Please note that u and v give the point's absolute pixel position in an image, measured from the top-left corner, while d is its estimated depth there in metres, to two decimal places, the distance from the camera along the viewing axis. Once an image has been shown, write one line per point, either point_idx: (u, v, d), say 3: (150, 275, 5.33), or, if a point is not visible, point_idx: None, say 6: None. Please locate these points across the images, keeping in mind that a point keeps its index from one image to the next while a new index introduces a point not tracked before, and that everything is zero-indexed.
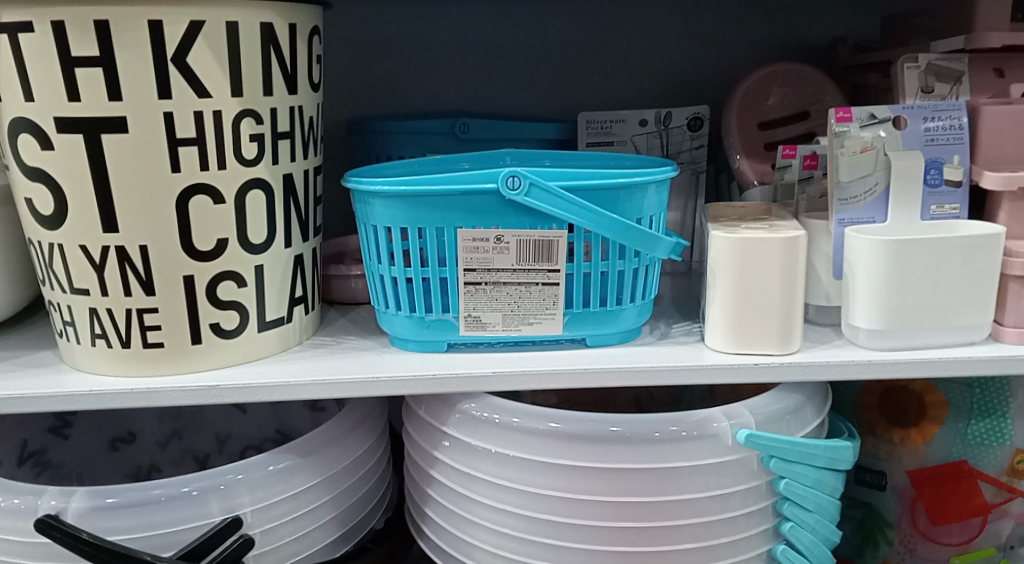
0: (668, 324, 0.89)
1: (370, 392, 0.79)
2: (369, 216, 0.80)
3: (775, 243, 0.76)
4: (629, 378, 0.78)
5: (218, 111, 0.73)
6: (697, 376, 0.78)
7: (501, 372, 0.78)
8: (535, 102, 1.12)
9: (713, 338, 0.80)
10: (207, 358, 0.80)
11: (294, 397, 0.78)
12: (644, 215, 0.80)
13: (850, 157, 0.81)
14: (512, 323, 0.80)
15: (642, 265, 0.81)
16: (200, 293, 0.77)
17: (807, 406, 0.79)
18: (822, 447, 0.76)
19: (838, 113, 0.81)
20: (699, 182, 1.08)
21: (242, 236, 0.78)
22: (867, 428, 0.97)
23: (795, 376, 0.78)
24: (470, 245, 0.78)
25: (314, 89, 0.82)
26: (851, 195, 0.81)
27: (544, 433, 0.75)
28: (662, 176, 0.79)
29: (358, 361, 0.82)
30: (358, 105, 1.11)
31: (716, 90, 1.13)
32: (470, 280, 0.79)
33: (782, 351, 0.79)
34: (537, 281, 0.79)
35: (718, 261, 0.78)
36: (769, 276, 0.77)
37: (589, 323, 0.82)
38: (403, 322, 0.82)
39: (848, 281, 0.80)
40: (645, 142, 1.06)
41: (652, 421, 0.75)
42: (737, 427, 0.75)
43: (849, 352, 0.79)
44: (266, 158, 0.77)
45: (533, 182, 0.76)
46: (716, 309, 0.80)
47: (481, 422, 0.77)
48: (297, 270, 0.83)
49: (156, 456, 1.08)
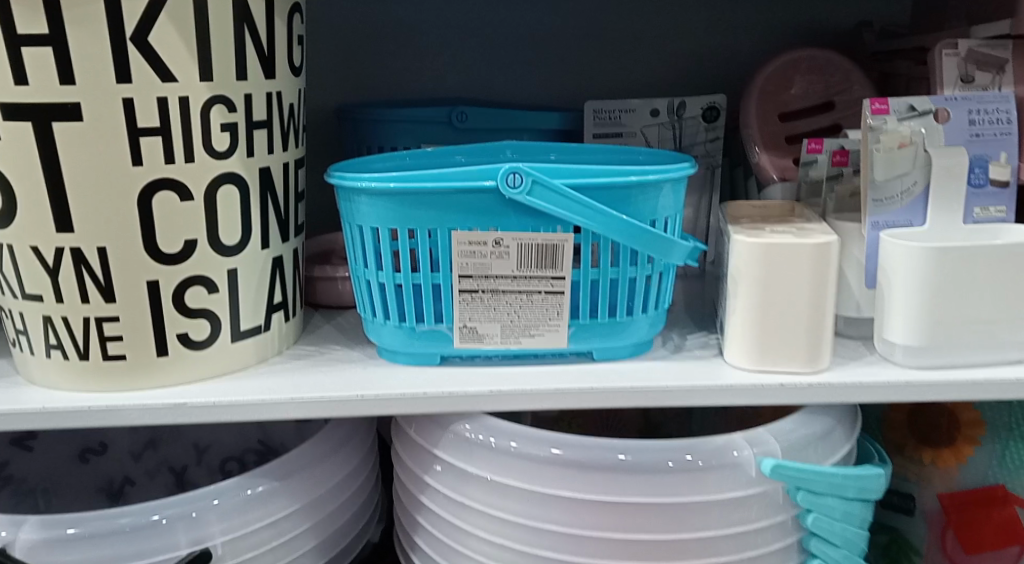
0: (682, 336, 0.81)
1: (353, 411, 0.71)
2: (354, 215, 0.72)
3: (805, 250, 0.69)
4: (640, 398, 0.71)
5: (185, 97, 0.66)
6: (715, 397, 0.71)
7: (498, 390, 0.70)
8: (536, 90, 1.05)
9: (734, 354, 0.73)
10: (175, 371, 0.72)
11: (271, 416, 0.71)
12: (658, 216, 0.72)
13: (886, 153, 0.73)
14: (512, 335, 0.73)
15: (656, 272, 0.74)
16: (167, 300, 0.70)
17: (837, 429, 0.72)
18: (851, 477, 0.68)
19: (874, 105, 0.73)
20: (714, 178, 1.00)
21: (214, 237, 0.70)
22: (895, 448, 0.90)
23: (824, 398, 0.71)
24: (466, 249, 0.70)
25: (294, 74, 0.74)
26: (887, 195, 0.74)
27: (544, 460, 0.67)
28: (678, 174, 0.72)
29: (342, 375, 0.75)
30: (346, 92, 1.03)
31: (732, 79, 1.05)
32: (466, 288, 0.71)
33: (808, 368, 0.71)
34: (539, 289, 0.71)
35: (740, 269, 0.71)
36: (795, 288, 0.70)
37: (596, 336, 0.74)
38: (392, 332, 0.75)
39: (882, 289, 0.72)
40: (656, 133, 0.98)
41: (664, 449, 0.67)
42: (762, 454, 0.67)
43: (883, 371, 0.72)
44: (240, 150, 0.70)
45: (536, 180, 0.68)
46: (735, 321, 0.72)
47: (476, 445, 0.70)
48: (276, 273, 0.76)
49: (129, 468, 1.01)
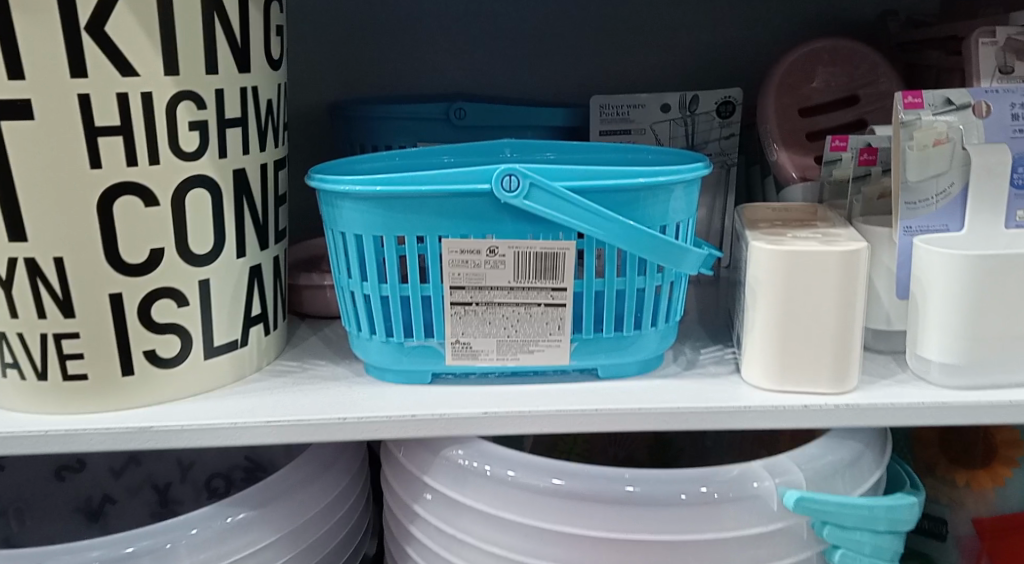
0: (694, 349, 0.75)
1: (335, 436, 0.65)
2: (336, 221, 0.66)
3: (832, 259, 0.63)
4: (649, 421, 0.65)
5: (148, 92, 0.60)
6: (732, 420, 0.64)
7: (494, 412, 0.65)
8: (540, 85, 0.98)
9: (752, 373, 0.66)
10: (142, 391, 0.66)
11: (246, 441, 0.65)
12: (669, 221, 0.66)
13: (920, 152, 0.66)
14: (509, 351, 0.66)
15: (667, 282, 0.67)
16: (132, 314, 0.64)
17: (865, 455, 0.65)
18: (882, 508, 0.62)
19: (907, 98, 0.66)
20: (730, 177, 0.94)
21: (183, 245, 0.64)
22: (925, 468, 0.84)
23: (852, 422, 0.64)
24: (457, 258, 0.64)
25: (273, 67, 0.68)
26: (921, 198, 0.67)
27: (544, 491, 0.62)
28: (691, 175, 0.65)
29: (325, 395, 0.69)
30: (338, 87, 0.97)
31: (750, 72, 0.99)
32: (458, 300, 0.65)
33: (834, 389, 0.65)
34: (538, 301, 0.65)
35: (759, 278, 0.65)
36: (820, 301, 0.63)
37: (602, 351, 0.68)
38: (378, 348, 0.69)
39: (915, 301, 0.66)
40: (667, 129, 0.92)
41: (677, 480, 0.62)
42: (784, 486, 0.62)
43: (917, 391, 0.65)
44: (211, 151, 0.64)
45: (534, 182, 0.62)
46: (755, 336, 0.66)
47: (470, 473, 0.64)
48: (254, 283, 0.70)
49: (109, 485, 0.95)
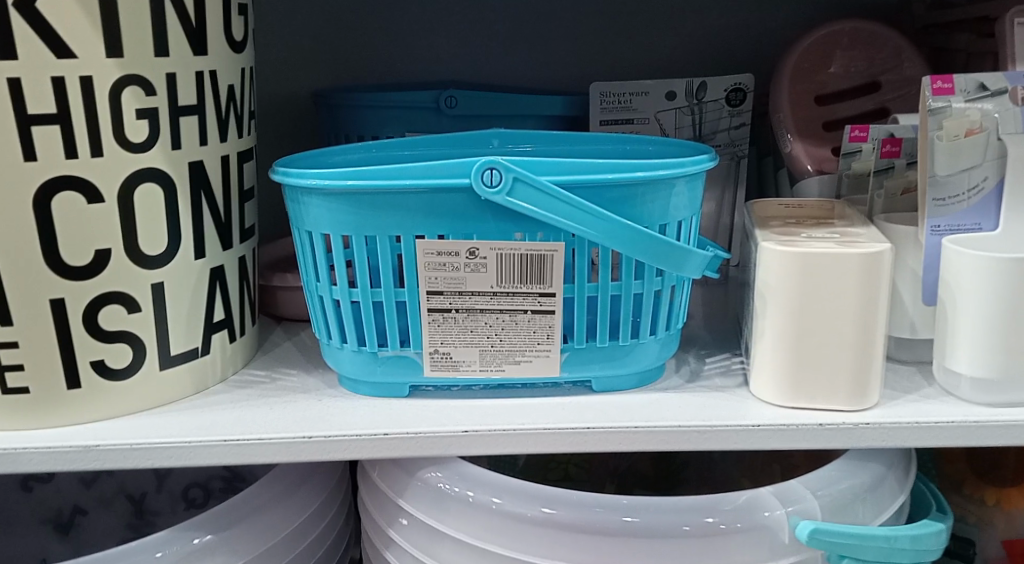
0: (699, 358, 0.68)
1: (301, 456, 0.59)
2: (303, 219, 0.60)
3: (850, 262, 0.56)
4: (646, 441, 0.58)
5: (88, 77, 0.54)
6: (738, 441, 0.58)
7: (475, 431, 0.58)
8: (537, 71, 0.92)
9: (761, 386, 0.60)
10: (90, 405, 0.60)
11: (202, 461, 0.60)
12: (670, 219, 0.60)
13: (949, 143, 0.60)
14: (493, 362, 0.60)
15: (667, 286, 0.61)
16: (76, 321, 0.58)
17: (887, 480, 0.59)
18: (907, 539, 0.56)
19: (935, 83, 0.60)
20: (741, 170, 0.87)
21: (132, 246, 0.58)
22: (951, 485, 0.77)
23: (873, 444, 0.58)
24: (433, 261, 0.58)
25: (235, 49, 0.62)
26: (950, 194, 0.61)
27: (533, 521, 0.57)
28: (694, 168, 0.59)
29: (292, 409, 0.63)
30: (321, 74, 0.91)
31: (762, 57, 0.92)
32: (436, 307, 0.59)
33: (852, 406, 0.58)
34: (524, 308, 0.59)
35: (769, 283, 0.58)
36: (838, 308, 0.57)
37: (595, 361, 0.62)
38: (351, 358, 0.63)
39: (943, 308, 0.60)
40: (672, 118, 0.85)
41: (679, 510, 0.56)
42: (797, 516, 0.56)
43: (946, 408, 0.59)
44: (163, 141, 0.58)
45: (518, 177, 0.55)
46: (765, 347, 0.59)
47: (450, 499, 0.59)
48: (216, 286, 0.64)
49: (80, 496, 0.88)
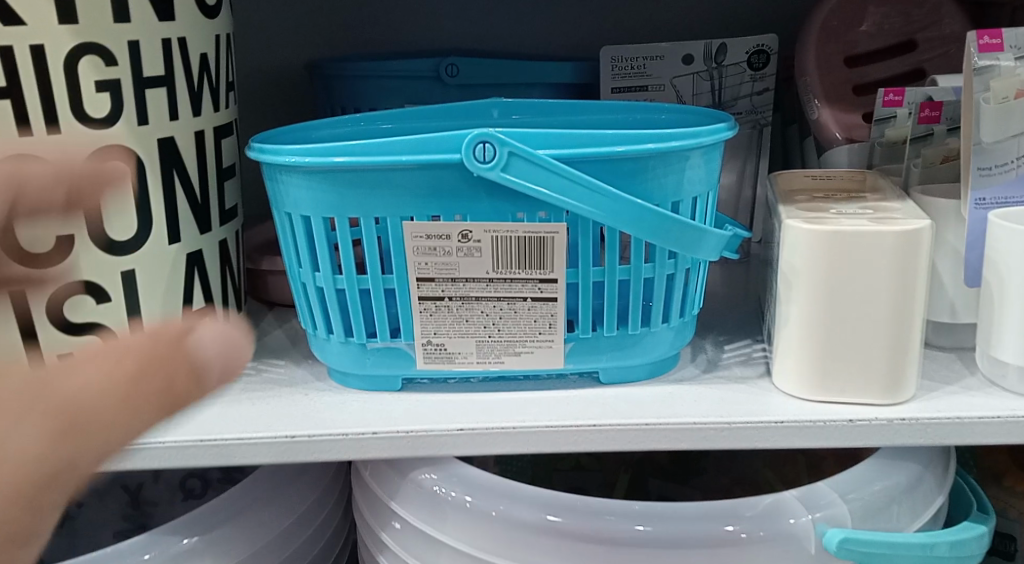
0: (717, 346, 0.63)
1: (283, 457, 0.55)
2: (282, 200, 0.55)
3: (886, 241, 0.50)
4: (659, 440, 0.53)
5: (40, 47, 0.49)
6: (761, 439, 0.53)
7: (471, 429, 0.54)
8: (544, 36, 0.86)
9: (785, 378, 0.55)
10: None
11: (176, 463, 0.55)
12: (683, 196, 0.54)
13: (998, 106, 0.54)
14: (491, 354, 0.55)
15: (681, 269, 0.56)
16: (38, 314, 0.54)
17: (924, 482, 0.54)
18: (947, 547, 0.51)
19: (982, 38, 0.53)
20: (763, 139, 0.82)
21: (97, 230, 0.54)
22: (992, 476, 0.71)
23: (909, 441, 0.52)
24: (423, 245, 0.53)
25: (208, 15, 0.57)
26: (996, 162, 0.54)
27: (537, 528, 0.52)
28: (711, 139, 0.53)
29: (275, 404, 0.58)
30: (316, 41, 0.85)
31: (788, 16, 0.85)
32: (427, 295, 0.54)
33: (886, 399, 0.53)
34: (523, 295, 0.54)
35: (796, 264, 0.53)
36: (871, 292, 0.51)
37: (602, 351, 0.57)
38: (338, 350, 0.58)
39: (989, 289, 0.54)
40: (690, 84, 0.79)
41: (696, 517, 0.52)
42: (824, 523, 0.51)
43: (991, 401, 0.53)
44: (127, 116, 0.53)
45: (513, 152, 0.50)
46: (790, 335, 0.54)
47: (447, 505, 0.54)
48: (194, 272, 0.59)
49: None
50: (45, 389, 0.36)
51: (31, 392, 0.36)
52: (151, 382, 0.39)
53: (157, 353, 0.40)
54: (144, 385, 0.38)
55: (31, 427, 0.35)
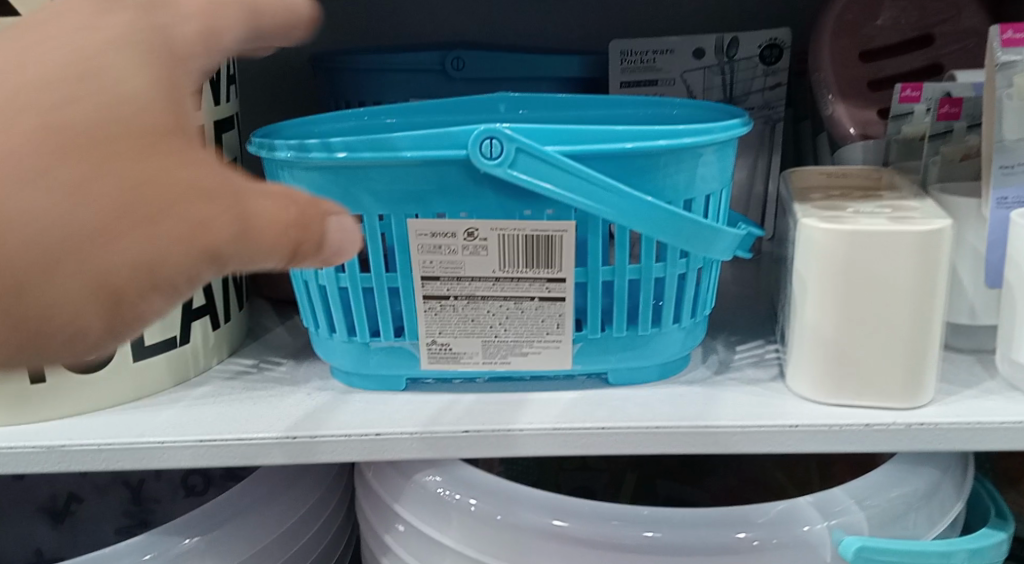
0: (728, 346, 0.62)
1: (284, 459, 0.53)
2: None
3: (906, 240, 0.49)
4: (669, 444, 0.52)
5: None
6: (774, 443, 0.51)
7: (477, 431, 0.52)
8: (553, 30, 0.85)
9: (800, 380, 0.53)
10: (57, 401, 0.55)
11: (174, 464, 0.53)
12: (696, 193, 0.53)
13: (1021, 102, 0.52)
14: (497, 354, 0.54)
15: (693, 268, 0.54)
16: None
17: (942, 488, 0.53)
18: (965, 556, 0.50)
19: (1005, 33, 0.52)
20: (776, 136, 0.80)
21: None
22: (1009, 480, 0.70)
23: (927, 446, 0.51)
24: (427, 243, 0.52)
25: None
26: (1020, 160, 0.53)
27: (544, 533, 0.51)
28: (725, 134, 0.52)
29: (276, 403, 0.57)
30: (321, 34, 0.84)
31: (801, 10, 0.84)
32: (432, 294, 0.53)
33: (905, 403, 0.51)
34: (530, 294, 0.52)
35: (812, 263, 0.51)
36: (889, 293, 0.50)
37: (611, 351, 0.55)
38: (342, 349, 0.57)
39: (1012, 291, 0.52)
40: (700, 79, 0.77)
41: (707, 523, 0.50)
42: (840, 530, 0.50)
43: (1013, 407, 0.51)
44: None
45: (521, 147, 0.48)
46: (806, 336, 0.53)
47: (452, 508, 0.53)
48: None
49: (74, 483, 0.76)
50: (219, 176, 0.36)
51: (194, 172, 0.35)
52: (285, 231, 0.36)
53: (297, 218, 0.37)
54: (287, 227, 0.37)
55: (194, 214, 0.35)
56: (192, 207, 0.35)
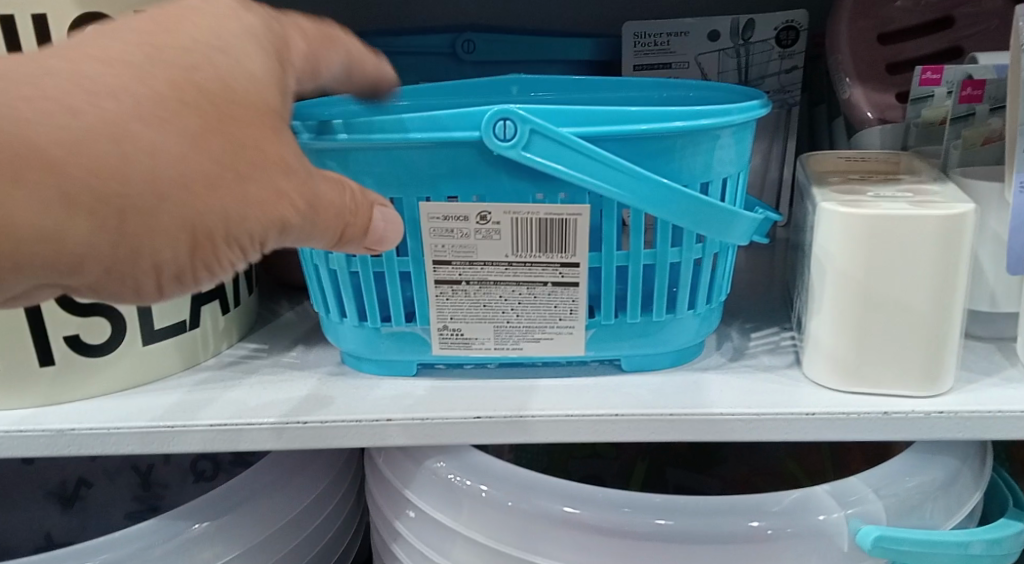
0: (743, 333, 0.61)
1: (295, 444, 0.53)
2: None
3: (928, 225, 0.48)
4: (684, 431, 0.51)
5: None
6: (791, 430, 0.50)
7: (490, 417, 0.52)
8: (565, 12, 0.84)
9: (817, 366, 0.53)
10: (67, 384, 0.55)
11: (184, 448, 0.53)
12: (713, 176, 0.52)
13: None
14: (509, 339, 0.53)
15: (710, 253, 0.53)
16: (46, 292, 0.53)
17: (961, 477, 0.52)
18: (983, 546, 0.49)
19: None
20: (791, 119, 0.79)
21: None
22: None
23: (947, 433, 0.50)
24: (439, 227, 0.51)
25: None
26: None
27: (556, 520, 0.50)
28: (743, 117, 0.51)
29: (286, 388, 0.56)
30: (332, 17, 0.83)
31: None
32: (443, 278, 0.52)
33: (924, 390, 0.51)
34: (543, 279, 0.52)
35: (832, 248, 0.50)
36: (911, 278, 0.49)
37: (624, 337, 0.55)
38: (352, 333, 0.56)
39: None
40: (715, 61, 0.76)
41: (722, 510, 0.50)
42: (858, 519, 0.49)
43: None
44: None
45: (535, 130, 0.47)
46: (824, 322, 0.52)
47: (463, 494, 0.52)
48: None
49: (84, 467, 0.75)
50: (291, 159, 0.42)
51: (274, 149, 0.41)
52: (328, 218, 0.44)
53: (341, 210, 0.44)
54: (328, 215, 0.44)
55: (265, 187, 0.41)
56: (277, 175, 0.41)
